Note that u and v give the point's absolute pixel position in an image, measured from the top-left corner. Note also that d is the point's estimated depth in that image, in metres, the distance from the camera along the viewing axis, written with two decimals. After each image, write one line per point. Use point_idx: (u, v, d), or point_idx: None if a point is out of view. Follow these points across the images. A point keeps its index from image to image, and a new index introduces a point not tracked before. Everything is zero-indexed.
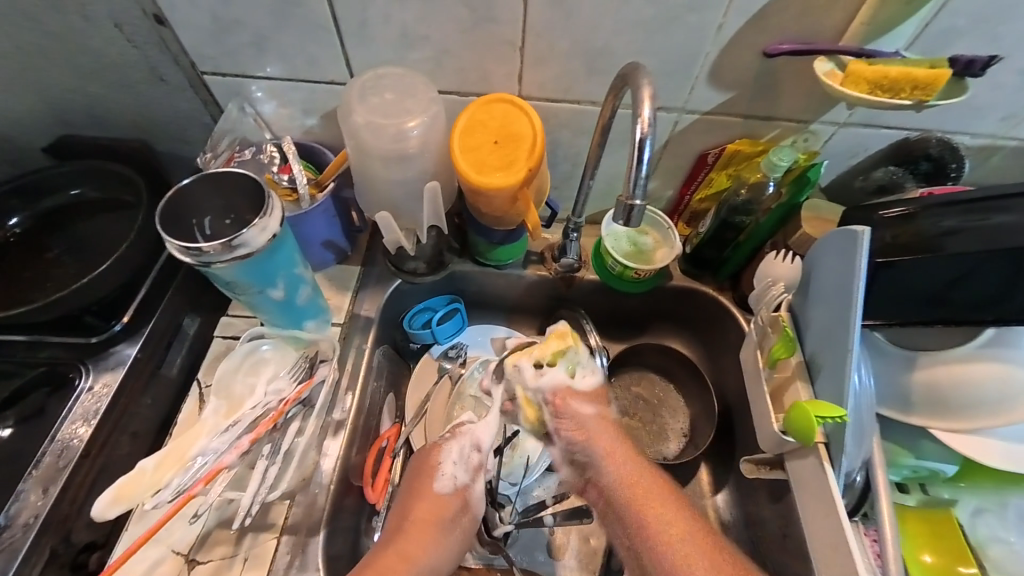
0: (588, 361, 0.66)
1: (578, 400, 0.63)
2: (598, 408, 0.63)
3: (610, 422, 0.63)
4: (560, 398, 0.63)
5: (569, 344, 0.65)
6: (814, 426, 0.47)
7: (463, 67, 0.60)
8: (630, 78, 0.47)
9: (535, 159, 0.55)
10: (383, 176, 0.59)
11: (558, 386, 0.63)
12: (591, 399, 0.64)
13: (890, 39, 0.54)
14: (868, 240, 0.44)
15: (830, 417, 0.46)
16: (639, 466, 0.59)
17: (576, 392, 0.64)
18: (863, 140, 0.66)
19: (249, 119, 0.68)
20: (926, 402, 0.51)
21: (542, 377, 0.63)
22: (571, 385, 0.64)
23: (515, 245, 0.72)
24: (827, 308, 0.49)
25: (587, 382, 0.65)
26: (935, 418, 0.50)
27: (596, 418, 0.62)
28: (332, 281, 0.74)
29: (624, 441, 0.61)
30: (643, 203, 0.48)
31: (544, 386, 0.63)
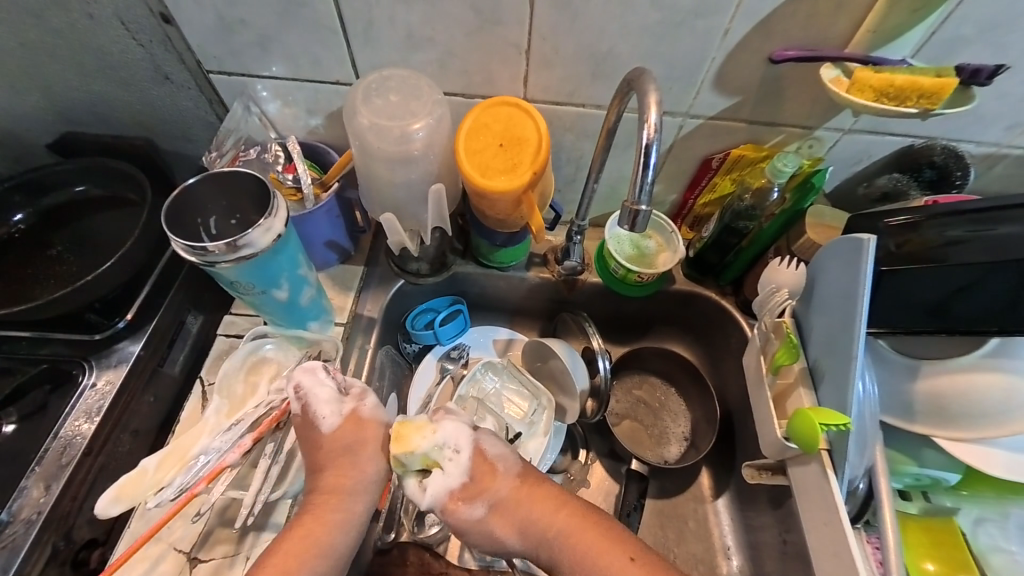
0: (444, 434, 0.51)
1: (463, 505, 0.51)
2: (485, 495, 0.51)
3: (510, 498, 0.52)
4: (446, 512, 0.51)
5: (405, 447, 0.50)
6: (818, 433, 0.47)
7: (468, 69, 0.60)
8: (636, 83, 0.47)
9: (540, 162, 0.55)
10: (387, 178, 0.59)
11: (441, 498, 0.51)
12: (479, 495, 0.51)
13: (896, 46, 0.54)
14: (873, 249, 0.43)
15: (833, 425, 0.45)
16: (561, 529, 0.51)
17: (459, 492, 0.51)
18: (867, 147, 0.66)
19: (253, 118, 0.68)
20: (931, 412, 0.50)
21: (423, 500, 0.50)
22: (452, 489, 0.51)
23: (518, 247, 0.72)
24: (832, 316, 0.48)
25: (459, 471, 0.51)
26: (939, 428, 0.50)
27: (491, 515, 0.51)
28: (334, 281, 0.74)
29: (536, 508, 0.52)
30: (649, 208, 0.48)
31: (432, 502, 0.51)
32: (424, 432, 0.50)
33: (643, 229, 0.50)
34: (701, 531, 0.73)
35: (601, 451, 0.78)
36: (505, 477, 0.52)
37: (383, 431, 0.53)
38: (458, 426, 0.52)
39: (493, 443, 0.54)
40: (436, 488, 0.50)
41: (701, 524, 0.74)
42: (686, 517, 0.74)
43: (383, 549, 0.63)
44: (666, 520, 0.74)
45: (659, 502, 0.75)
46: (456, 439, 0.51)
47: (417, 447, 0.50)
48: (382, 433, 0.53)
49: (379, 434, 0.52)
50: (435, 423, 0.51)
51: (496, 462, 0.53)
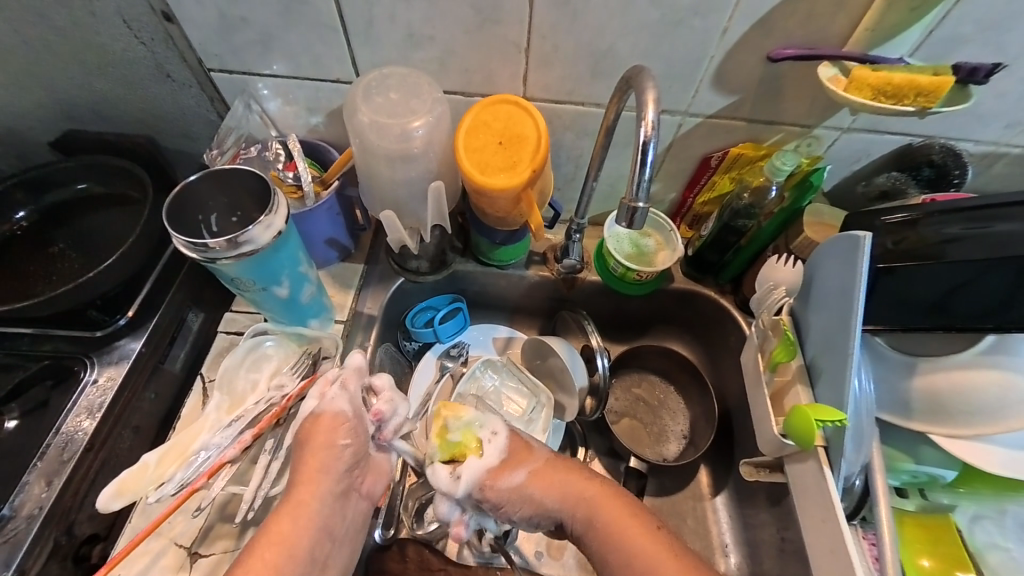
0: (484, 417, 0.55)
1: (503, 475, 0.52)
2: (524, 464, 0.54)
3: (546, 467, 0.54)
4: (485, 489, 0.52)
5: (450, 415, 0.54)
6: (814, 430, 0.47)
7: (468, 68, 0.60)
8: (635, 81, 0.47)
9: (539, 161, 0.55)
10: (387, 176, 0.59)
11: (478, 477, 0.52)
12: (519, 463, 0.53)
13: (893, 45, 0.54)
14: (870, 245, 0.43)
15: (830, 421, 0.46)
16: (597, 495, 0.53)
17: (497, 468, 0.52)
18: (866, 146, 0.66)
19: (254, 116, 0.68)
20: (927, 409, 0.51)
21: (461, 481, 0.51)
22: (490, 467, 0.52)
23: (517, 246, 0.73)
24: (829, 313, 0.48)
25: (499, 448, 0.53)
26: (935, 425, 0.51)
27: (530, 480, 0.53)
28: (334, 279, 0.74)
29: (573, 475, 0.54)
30: (647, 206, 0.48)
31: (466, 491, 0.52)
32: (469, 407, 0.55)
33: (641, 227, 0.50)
34: (700, 528, 0.73)
35: (601, 449, 0.78)
36: (541, 450, 0.56)
37: (341, 416, 0.52)
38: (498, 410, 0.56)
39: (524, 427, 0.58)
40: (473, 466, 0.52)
41: (700, 521, 0.74)
42: (685, 515, 0.74)
43: (382, 545, 0.63)
44: (665, 517, 0.74)
45: (658, 500, 0.75)
46: (494, 421, 0.55)
47: (466, 419, 0.54)
48: (341, 419, 0.52)
49: (336, 420, 0.51)
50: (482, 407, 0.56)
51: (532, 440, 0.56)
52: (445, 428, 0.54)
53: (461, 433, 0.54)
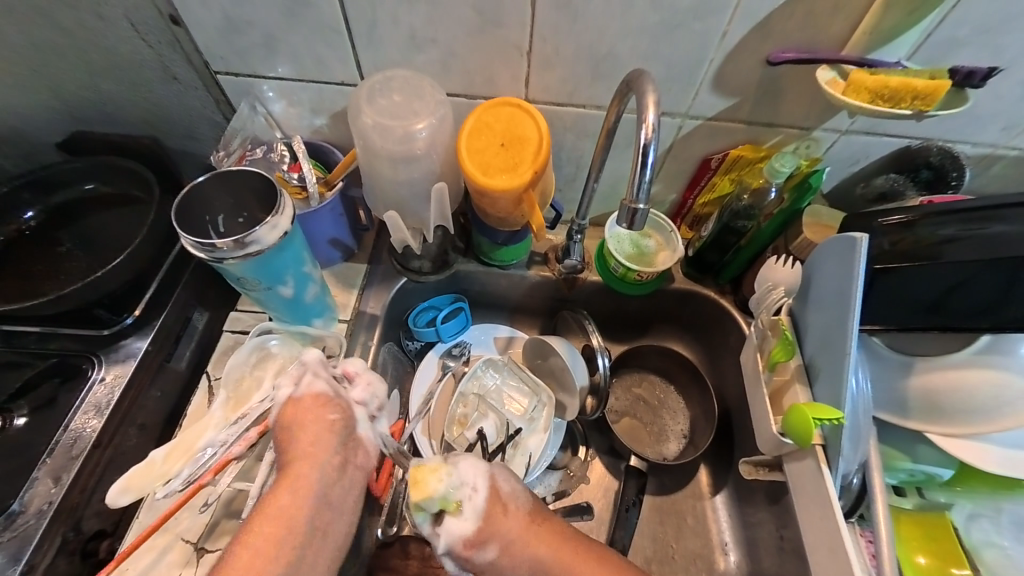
0: (460, 476, 0.53)
1: (476, 548, 0.51)
2: (496, 536, 0.51)
3: (519, 541, 0.51)
4: (463, 553, 0.52)
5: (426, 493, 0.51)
6: (811, 428, 0.48)
7: (470, 70, 0.61)
8: (635, 84, 0.48)
9: (540, 162, 0.56)
10: (390, 177, 0.60)
11: (454, 544, 0.51)
12: (489, 538, 0.51)
13: (891, 48, 0.54)
14: (866, 247, 0.44)
15: (827, 420, 0.46)
16: (571, 559, 0.52)
17: (471, 538, 0.51)
18: (864, 148, 0.67)
19: (259, 118, 0.69)
20: (924, 408, 0.51)
21: (436, 540, 0.52)
22: (466, 532, 0.51)
23: (519, 246, 0.73)
24: (826, 313, 0.49)
25: (473, 514, 0.51)
26: (931, 424, 0.51)
27: (503, 556, 0.51)
28: (338, 279, 0.75)
29: (550, 542, 0.52)
30: (647, 207, 0.48)
31: (445, 546, 0.52)
32: (440, 474, 0.52)
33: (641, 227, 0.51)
34: (699, 526, 0.74)
35: (601, 448, 0.79)
36: (516, 516, 0.52)
37: (323, 396, 0.52)
38: (472, 467, 0.53)
39: (504, 476, 0.55)
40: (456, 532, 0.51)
41: (699, 519, 0.74)
42: (685, 513, 0.75)
43: (384, 542, 0.64)
44: (665, 516, 0.74)
45: (658, 498, 0.76)
46: (473, 478, 0.53)
47: (433, 488, 0.51)
48: (323, 398, 0.52)
49: (318, 399, 0.52)
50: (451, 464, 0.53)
51: (509, 502, 0.53)
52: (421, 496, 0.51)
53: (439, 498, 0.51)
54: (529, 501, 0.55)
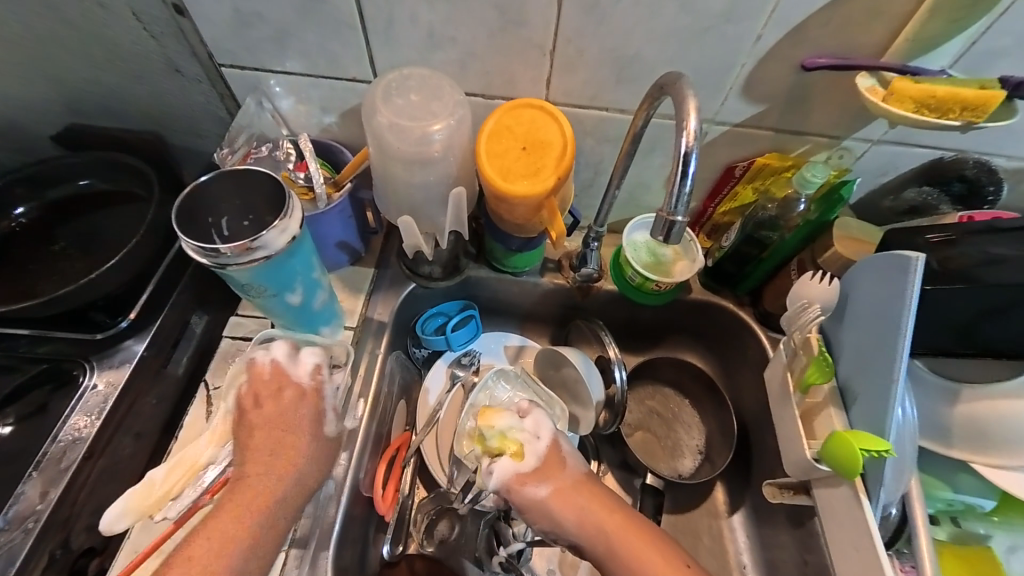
0: (526, 425, 0.60)
1: (528, 484, 0.57)
2: (551, 482, 0.57)
3: (572, 487, 0.57)
4: (511, 490, 0.57)
5: (488, 425, 0.60)
6: (858, 460, 0.44)
7: (489, 70, 0.58)
8: (671, 88, 0.45)
9: (564, 168, 0.53)
10: (405, 179, 0.57)
11: (506, 478, 0.57)
12: (543, 477, 0.57)
13: (933, 57, 0.52)
14: (923, 267, 0.40)
15: (873, 450, 0.43)
16: (617, 528, 0.54)
17: (525, 474, 0.57)
18: (894, 159, 0.64)
19: (266, 115, 0.66)
20: (967, 435, 0.49)
21: (490, 480, 0.58)
22: (520, 471, 0.57)
23: (533, 253, 0.71)
24: (867, 336, 0.46)
25: (534, 454, 0.58)
26: (974, 452, 0.48)
27: (553, 497, 0.56)
28: (344, 283, 0.72)
29: (597, 501, 0.56)
30: (684, 220, 0.46)
31: (494, 485, 0.58)
32: (504, 414, 0.61)
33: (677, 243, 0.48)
34: (716, 547, 0.71)
35: (614, 462, 0.76)
36: (572, 469, 0.58)
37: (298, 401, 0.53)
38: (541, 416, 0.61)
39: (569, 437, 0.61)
40: (506, 466, 0.57)
41: (716, 539, 0.72)
42: (701, 532, 0.72)
43: (389, 562, 0.62)
44: (681, 535, 0.72)
45: (674, 517, 0.73)
46: (536, 425, 0.60)
47: (500, 424, 0.60)
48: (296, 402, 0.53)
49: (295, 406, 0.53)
50: (519, 412, 0.61)
51: (568, 457, 0.59)
52: (483, 435, 0.60)
53: (497, 437, 0.60)
54: (581, 462, 0.60)
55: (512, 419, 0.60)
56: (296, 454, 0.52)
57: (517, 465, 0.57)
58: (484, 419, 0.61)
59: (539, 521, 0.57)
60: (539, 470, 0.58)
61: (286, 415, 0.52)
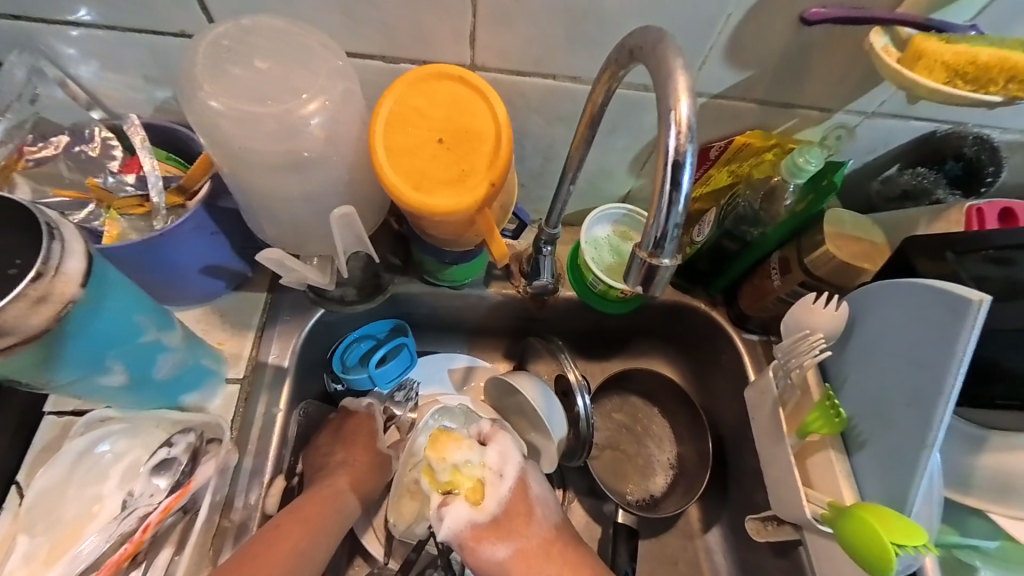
0: (488, 460, 0.52)
1: (486, 541, 0.50)
2: (513, 541, 0.51)
3: (537, 549, 0.52)
4: (464, 546, 0.50)
5: (439, 455, 0.51)
6: (888, 555, 0.35)
7: (385, 19, 0.40)
8: (645, 53, 0.31)
9: (501, 168, 0.38)
10: (271, 188, 0.39)
11: (460, 530, 0.50)
12: (507, 535, 0.51)
13: (960, 8, 0.41)
14: (985, 313, 0.32)
15: (909, 548, 0.34)
16: None
17: (483, 527, 0.50)
18: (887, 134, 0.55)
19: (56, 88, 0.44)
20: (990, 487, 0.40)
21: (439, 527, 0.50)
22: (476, 521, 0.51)
23: (473, 264, 0.56)
24: (897, 380, 0.37)
25: (496, 504, 0.51)
26: (996, 505, 0.40)
27: (513, 560, 0.51)
28: (226, 317, 0.55)
29: (567, 568, 0.51)
30: (673, 261, 0.33)
31: (446, 533, 0.50)
32: (463, 446, 0.51)
33: (662, 292, 0.35)
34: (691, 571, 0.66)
35: (581, 490, 0.68)
36: (540, 525, 0.52)
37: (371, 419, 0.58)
38: (509, 448, 0.53)
39: (539, 481, 0.55)
40: (459, 510, 0.50)
41: (691, 562, 0.66)
42: (675, 557, 0.66)
43: None
44: (653, 562, 0.66)
45: (648, 543, 0.67)
46: (500, 464, 0.52)
47: (456, 458, 0.51)
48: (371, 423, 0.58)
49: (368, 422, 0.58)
50: (479, 442, 0.52)
51: (534, 512, 0.52)
52: (434, 466, 0.51)
53: (450, 473, 0.51)
54: (556, 518, 0.54)
55: (469, 452, 0.51)
56: (365, 463, 0.55)
57: (472, 510, 0.50)
58: (435, 447, 0.51)
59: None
60: (504, 514, 0.51)
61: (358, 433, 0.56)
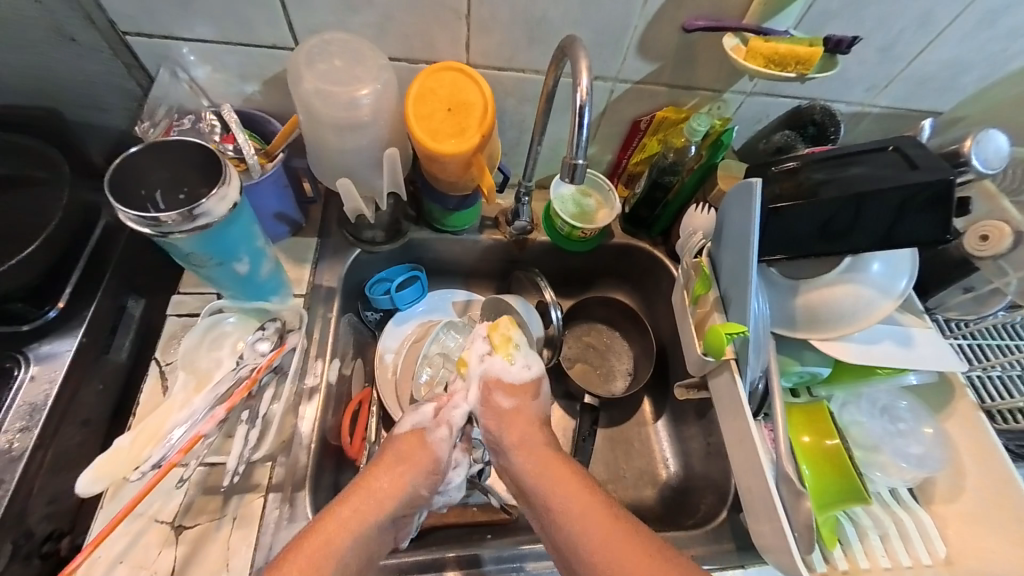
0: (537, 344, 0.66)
1: (500, 394, 0.62)
2: (517, 401, 0.63)
3: (529, 417, 0.62)
4: (488, 386, 0.63)
5: (509, 323, 0.66)
6: (724, 342, 0.56)
7: (408, 33, 0.61)
8: (569, 49, 0.52)
9: (487, 126, 0.58)
10: (335, 144, 0.59)
11: (489, 373, 0.63)
12: (515, 393, 0.63)
13: (781, 19, 0.62)
14: (760, 190, 0.52)
15: (734, 334, 0.55)
16: (550, 470, 0.56)
17: (507, 382, 0.63)
18: (764, 107, 0.77)
19: (182, 85, 0.65)
20: (807, 319, 0.58)
21: (477, 366, 0.64)
22: (502, 376, 0.63)
23: (469, 211, 0.77)
24: (735, 249, 0.57)
25: (520, 374, 0.64)
26: (812, 330, 0.58)
27: (511, 412, 0.61)
28: (288, 254, 0.74)
29: (544, 439, 0.60)
30: (585, 162, 0.54)
31: (478, 372, 0.64)
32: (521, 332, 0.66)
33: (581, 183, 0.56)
34: (645, 448, 0.84)
35: (558, 393, 0.87)
36: (536, 407, 0.63)
37: (427, 440, 0.59)
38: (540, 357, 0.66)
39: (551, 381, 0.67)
40: (492, 360, 0.64)
41: (645, 443, 0.84)
42: (632, 439, 0.84)
43: None
44: (616, 443, 0.84)
45: (609, 430, 0.85)
46: (532, 357, 0.65)
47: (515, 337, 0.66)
48: (405, 453, 0.57)
49: (421, 440, 0.59)
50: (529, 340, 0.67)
51: (540, 396, 0.65)
52: (495, 331, 0.66)
53: (503, 339, 0.65)
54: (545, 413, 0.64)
55: (522, 337, 0.66)
56: (387, 492, 0.54)
57: (503, 367, 0.64)
58: (502, 321, 0.67)
59: (490, 426, 0.61)
60: (517, 382, 0.63)
61: (391, 460, 0.56)
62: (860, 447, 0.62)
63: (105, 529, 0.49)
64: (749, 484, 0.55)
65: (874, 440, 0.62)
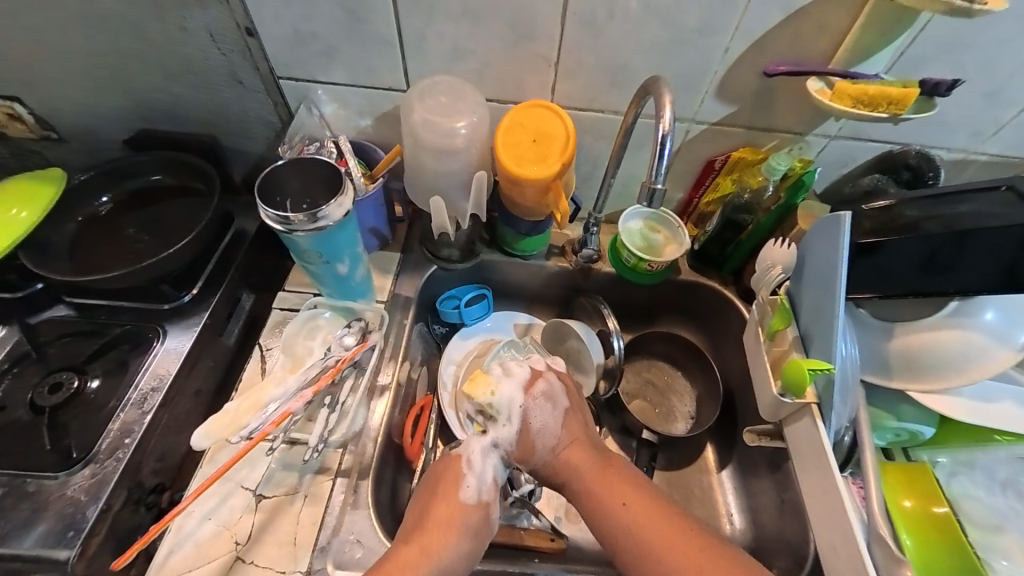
0: (501, 402, 0.60)
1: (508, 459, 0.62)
2: (523, 448, 0.60)
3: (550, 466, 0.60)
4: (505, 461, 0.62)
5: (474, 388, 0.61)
6: (806, 379, 0.53)
7: (502, 77, 0.70)
8: (653, 88, 0.57)
9: (567, 155, 0.64)
10: (432, 167, 0.68)
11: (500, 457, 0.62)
12: (519, 455, 0.61)
13: (872, 63, 0.63)
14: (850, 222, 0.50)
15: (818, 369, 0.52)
16: (593, 470, 0.59)
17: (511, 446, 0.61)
18: (851, 151, 0.75)
19: (314, 118, 0.78)
20: (903, 366, 0.54)
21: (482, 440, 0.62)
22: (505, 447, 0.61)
23: (539, 237, 0.81)
24: (817, 284, 0.55)
25: (507, 430, 0.60)
26: (910, 379, 0.53)
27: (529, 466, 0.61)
28: (374, 265, 0.83)
29: (577, 444, 0.61)
30: (663, 187, 0.58)
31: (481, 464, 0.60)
32: (489, 385, 0.61)
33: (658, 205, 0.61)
34: (706, 498, 0.78)
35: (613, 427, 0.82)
36: (543, 451, 0.60)
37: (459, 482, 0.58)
38: (514, 395, 0.61)
39: (543, 393, 0.63)
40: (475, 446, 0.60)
41: (706, 492, 0.79)
42: (692, 487, 0.79)
43: None
44: (674, 488, 0.79)
45: (668, 472, 0.80)
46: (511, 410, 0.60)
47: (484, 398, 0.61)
48: (455, 480, 0.58)
49: (453, 483, 0.58)
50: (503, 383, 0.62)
51: (537, 440, 0.60)
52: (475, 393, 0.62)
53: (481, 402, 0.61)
54: (564, 434, 0.61)
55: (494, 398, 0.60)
56: (442, 532, 0.54)
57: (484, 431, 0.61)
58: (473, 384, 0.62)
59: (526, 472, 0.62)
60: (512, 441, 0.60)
61: (443, 508, 0.56)
62: (975, 524, 0.53)
63: (203, 484, 0.55)
64: (831, 539, 0.50)
65: (996, 520, 0.53)
